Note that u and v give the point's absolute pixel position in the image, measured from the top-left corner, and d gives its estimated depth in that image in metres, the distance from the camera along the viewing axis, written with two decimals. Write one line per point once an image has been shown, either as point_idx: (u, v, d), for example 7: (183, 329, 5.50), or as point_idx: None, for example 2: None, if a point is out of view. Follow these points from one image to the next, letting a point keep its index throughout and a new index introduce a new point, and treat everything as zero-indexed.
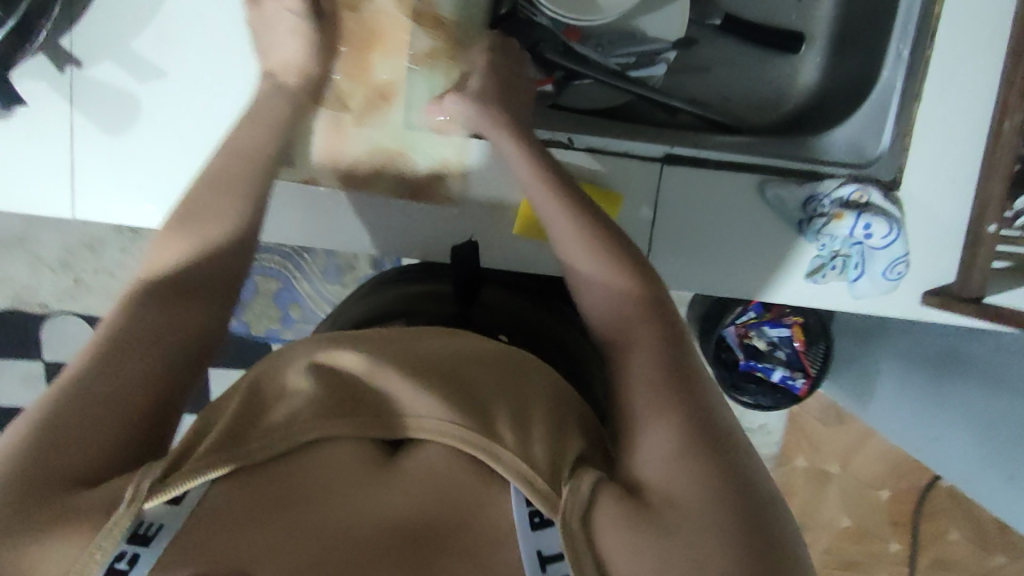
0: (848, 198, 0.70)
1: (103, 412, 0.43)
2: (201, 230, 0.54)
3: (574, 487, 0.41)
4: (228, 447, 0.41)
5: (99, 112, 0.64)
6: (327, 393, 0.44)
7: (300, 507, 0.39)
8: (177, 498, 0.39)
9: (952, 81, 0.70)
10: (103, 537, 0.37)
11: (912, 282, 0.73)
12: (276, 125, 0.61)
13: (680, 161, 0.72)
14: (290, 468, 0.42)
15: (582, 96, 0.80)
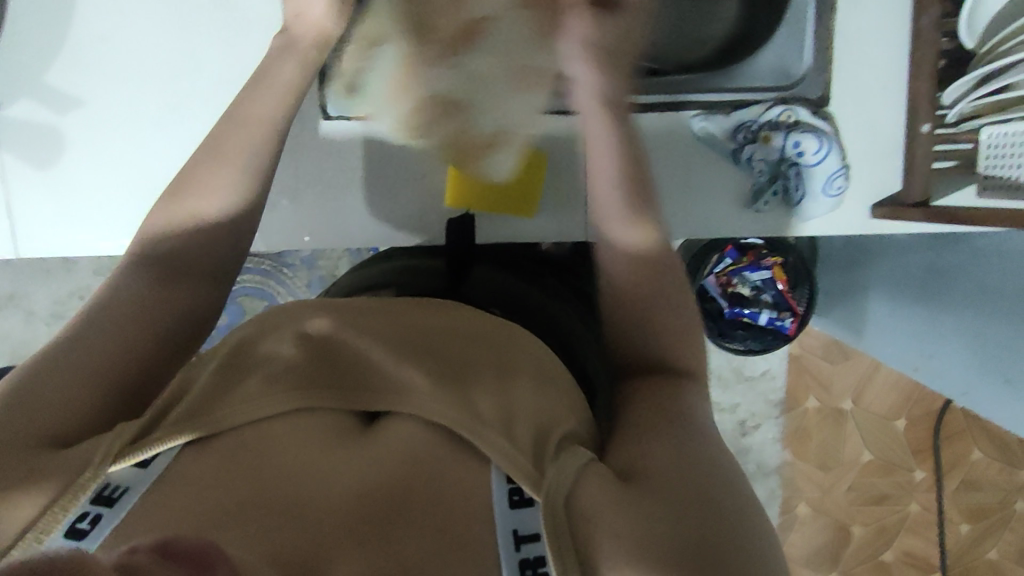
0: (777, 119, 0.74)
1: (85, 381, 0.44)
2: (194, 204, 0.54)
3: (560, 469, 0.41)
4: (198, 414, 0.42)
5: (23, 148, 0.71)
6: (313, 361, 0.46)
7: (266, 473, 0.40)
8: (144, 462, 0.40)
9: None
10: (69, 498, 0.38)
11: (857, 197, 0.75)
12: (288, 93, 0.60)
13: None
14: (261, 433, 0.42)
15: None
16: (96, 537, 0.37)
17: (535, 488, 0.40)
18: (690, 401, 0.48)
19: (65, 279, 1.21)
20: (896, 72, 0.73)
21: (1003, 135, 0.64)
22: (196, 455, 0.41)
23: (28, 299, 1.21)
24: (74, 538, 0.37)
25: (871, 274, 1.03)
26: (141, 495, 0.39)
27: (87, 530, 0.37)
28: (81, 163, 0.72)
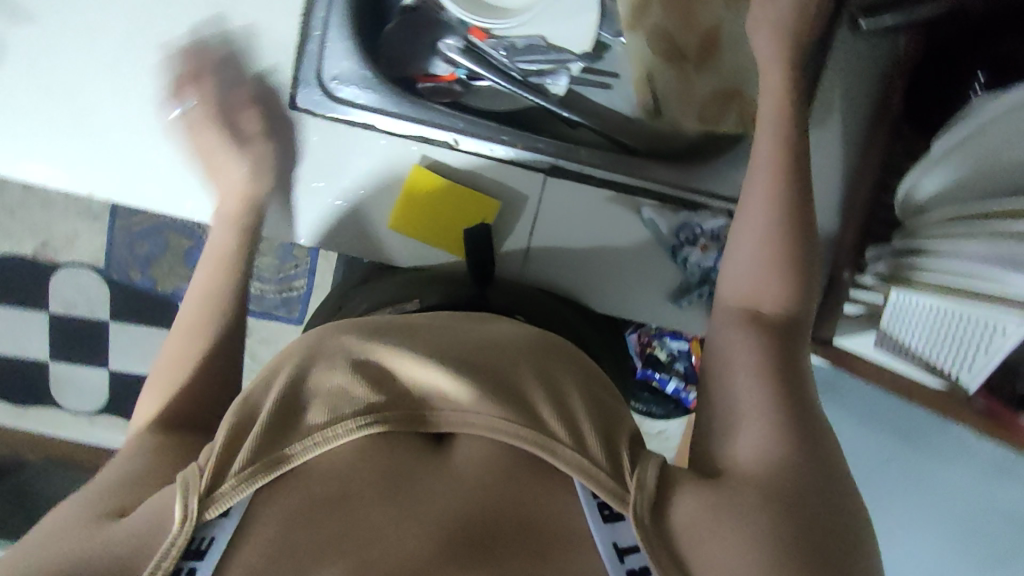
0: (717, 232, 0.77)
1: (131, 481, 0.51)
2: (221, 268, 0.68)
3: (641, 484, 0.45)
4: (258, 455, 0.44)
5: None
6: (383, 387, 0.47)
7: (358, 505, 0.44)
8: (226, 511, 0.43)
9: (831, 131, 0.74)
10: (157, 566, 0.41)
11: None
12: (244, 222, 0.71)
13: (562, 175, 0.77)
14: (345, 459, 0.45)
15: (485, 98, 0.79)
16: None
17: (620, 502, 0.45)
18: (800, 389, 0.51)
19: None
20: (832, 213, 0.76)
21: (908, 299, 0.63)
22: (276, 493, 0.44)
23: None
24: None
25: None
26: (227, 547, 0.42)
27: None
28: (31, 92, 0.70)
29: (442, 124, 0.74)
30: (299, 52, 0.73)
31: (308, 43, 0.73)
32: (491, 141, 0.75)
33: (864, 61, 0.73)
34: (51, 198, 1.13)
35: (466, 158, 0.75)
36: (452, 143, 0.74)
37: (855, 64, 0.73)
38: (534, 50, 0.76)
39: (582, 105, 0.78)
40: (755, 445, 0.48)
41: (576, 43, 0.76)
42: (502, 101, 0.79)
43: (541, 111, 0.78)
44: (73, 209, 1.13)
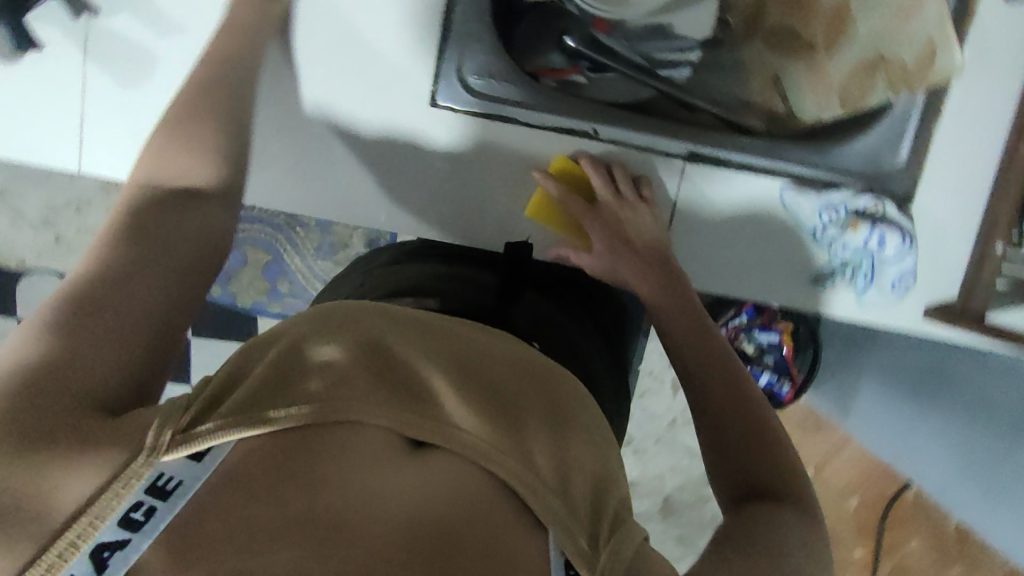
0: (864, 208, 0.77)
1: (101, 329, 0.46)
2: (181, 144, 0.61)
3: (616, 548, 0.43)
4: (236, 412, 0.42)
5: (112, 63, 0.72)
6: (383, 373, 0.46)
7: (325, 493, 0.40)
8: (197, 456, 0.40)
9: (971, 99, 0.75)
10: (122, 485, 0.39)
11: (916, 298, 0.79)
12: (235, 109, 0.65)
13: (700, 161, 0.78)
14: (318, 441, 0.42)
15: (606, 88, 0.80)
16: (154, 530, 0.38)
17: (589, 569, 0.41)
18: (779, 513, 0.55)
19: (64, 188, 1.16)
20: (971, 180, 0.76)
21: None
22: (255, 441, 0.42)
23: (20, 199, 1.17)
24: (127, 530, 0.38)
25: (871, 362, 1.13)
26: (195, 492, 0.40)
27: (141, 523, 0.38)
28: (164, 91, 0.72)
29: (576, 124, 0.76)
30: (444, 46, 0.74)
31: (451, 35, 0.73)
32: (637, 129, 0.76)
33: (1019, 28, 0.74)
34: None
35: (612, 149, 0.79)
36: (592, 132, 0.76)
37: (1003, 34, 0.74)
38: (657, 40, 0.80)
39: (699, 87, 0.82)
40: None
41: (696, 31, 0.80)
42: (619, 91, 0.80)
43: (665, 100, 0.80)
44: None
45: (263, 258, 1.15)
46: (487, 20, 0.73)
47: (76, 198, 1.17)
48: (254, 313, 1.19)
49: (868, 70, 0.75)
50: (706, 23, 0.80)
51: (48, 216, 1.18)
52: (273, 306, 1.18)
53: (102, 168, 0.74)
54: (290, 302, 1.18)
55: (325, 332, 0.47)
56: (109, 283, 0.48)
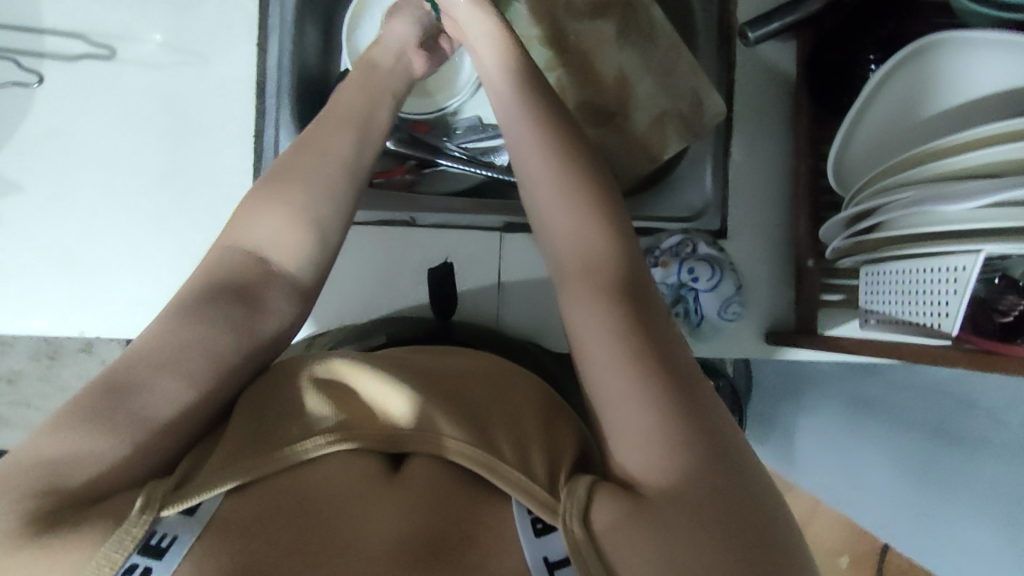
0: (676, 247, 0.69)
1: (126, 418, 0.35)
2: (298, 187, 0.45)
3: (571, 488, 0.35)
4: (187, 479, 0.34)
5: None
6: (368, 417, 0.38)
7: (319, 516, 0.34)
8: (192, 508, 0.33)
9: (759, 127, 0.72)
10: (114, 547, 0.31)
11: (751, 324, 0.72)
12: (323, 195, 0.46)
13: (519, 228, 0.70)
14: (292, 480, 0.36)
15: (443, 180, 0.79)
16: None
17: (551, 512, 0.35)
18: (710, 434, 0.36)
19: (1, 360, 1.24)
20: (781, 207, 0.72)
21: (878, 272, 0.62)
22: (236, 494, 0.35)
23: None
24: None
25: (805, 394, 1.06)
26: (196, 541, 0.32)
27: (163, 548, 0.32)
28: (10, 247, 0.66)
29: (390, 214, 0.69)
30: (256, 166, 0.69)
31: (262, 152, 0.70)
32: (462, 213, 0.70)
33: (768, 68, 0.72)
34: (69, 379, 1.25)
35: (428, 237, 0.69)
36: (408, 220, 0.69)
37: (766, 67, 0.72)
38: (476, 132, 0.78)
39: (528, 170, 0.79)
40: (658, 461, 0.35)
41: None
42: (456, 181, 0.79)
43: (502, 182, 0.77)
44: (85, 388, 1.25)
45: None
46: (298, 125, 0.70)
47: (10, 371, 1.23)
48: None
49: (662, 120, 0.70)
50: None
51: None
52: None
53: None
54: None
55: (275, 388, 0.38)
56: (184, 333, 0.38)
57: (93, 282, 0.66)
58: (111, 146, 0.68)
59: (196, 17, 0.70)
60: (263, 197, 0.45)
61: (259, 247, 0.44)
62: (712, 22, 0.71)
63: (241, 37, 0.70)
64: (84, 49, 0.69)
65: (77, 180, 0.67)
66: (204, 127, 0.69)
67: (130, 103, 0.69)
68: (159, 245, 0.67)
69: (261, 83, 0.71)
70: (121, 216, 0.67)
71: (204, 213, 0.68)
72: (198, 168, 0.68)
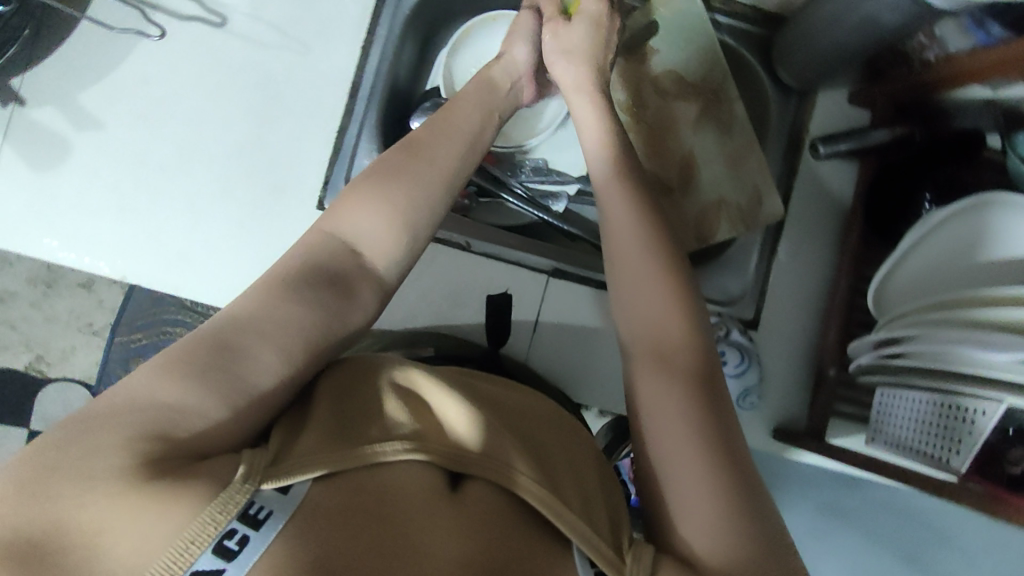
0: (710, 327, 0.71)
1: (229, 380, 0.36)
2: (400, 193, 0.47)
3: (637, 555, 0.37)
4: (280, 458, 0.35)
5: (30, 149, 0.67)
6: (443, 432, 0.39)
7: (396, 516, 0.34)
8: (285, 487, 0.34)
9: (808, 236, 0.76)
10: (219, 508, 0.31)
11: (762, 417, 0.74)
12: (417, 204, 0.48)
13: (565, 276, 0.72)
14: (372, 478, 0.36)
15: (497, 211, 0.81)
16: (249, 562, 0.31)
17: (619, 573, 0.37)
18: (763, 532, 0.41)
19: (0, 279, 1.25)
20: (811, 313, 0.75)
21: (889, 396, 0.65)
22: (325, 481, 0.35)
23: None
24: (223, 559, 0.31)
25: None
26: (292, 519, 0.33)
27: (262, 520, 0.32)
28: (76, 181, 0.68)
29: (449, 235, 0.70)
30: (332, 159, 0.71)
31: (340, 151, 0.71)
32: (515, 249, 0.71)
33: (827, 182, 0.76)
34: (58, 310, 1.26)
35: (479, 265, 0.71)
36: (463, 244, 0.71)
37: (825, 181, 0.76)
38: (540, 175, 0.81)
39: (579, 222, 0.82)
40: (717, 546, 0.40)
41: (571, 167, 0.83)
42: (508, 216, 0.81)
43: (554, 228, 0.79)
44: (74, 324, 1.27)
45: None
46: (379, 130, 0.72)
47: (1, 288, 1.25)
48: None
49: (721, 206, 0.73)
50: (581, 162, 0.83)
51: None
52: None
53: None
54: None
55: (357, 388, 0.40)
56: (280, 307, 0.39)
57: (150, 231, 0.68)
58: (200, 108, 0.70)
59: (311, 8, 0.72)
60: (373, 192, 0.47)
61: (357, 241, 0.46)
62: (784, 129, 0.78)
63: (351, 36, 0.73)
64: (197, 12, 0.71)
65: (159, 132, 0.69)
66: (292, 110, 0.71)
67: (226, 71, 0.71)
68: (225, 213, 0.69)
69: (355, 86, 0.72)
70: (191, 175, 0.69)
71: (279, 193, 0.70)
72: (277, 147, 0.70)
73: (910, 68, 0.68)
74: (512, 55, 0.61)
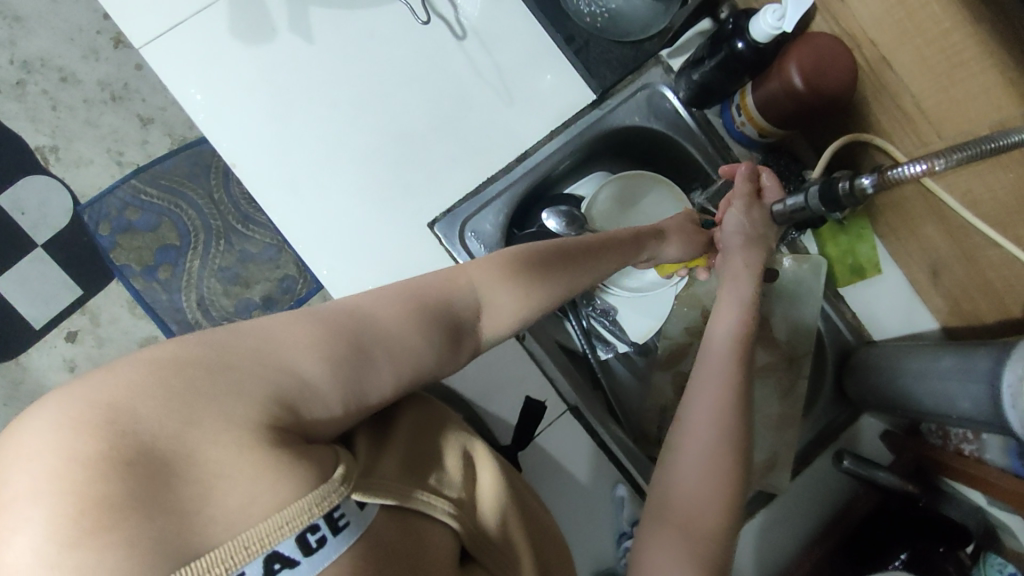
0: None
1: (354, 386, 0.42)
2: (539, 286, 0.53)
3: None
4: (364, 473, 0.40)
5: (242, 21, 0.70)
6: (476, 510, 0.46)
7: (427, 568, 0.41)
8: (363, 503, 0.39)
9: (788, 520, 0.79)
10: (315, 502, 0.36)
11: None
12: (543, 300, 0.54)
13: (579, 417, 0.73)
14: (421, 533, 0.42)
15: (554, 322, 0.83)
16: (321, 563, 0.36)
17: None
18: None
19: (74, 59, 1.27)
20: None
21: None
22: (388, 512, 0.41)
23: (25, 36, 1.26)
24: (301, 551, 0.35)
25: None
26: (361, 536, 0.38)
27: (340, 527, 0.37)
28: (258, 70, 0.70)
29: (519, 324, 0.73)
30: (464, 197, 0.74)
31: (479, 193, 0.75)
32: (557, 371, 0.74)
33: (834, 492, 0.81)
34: (102, 123, 1.27)
35: (522, 360, 0.71)
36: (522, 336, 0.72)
37: (826, 487, 0.81)
38: (602, 318, 0.86)
39: (607, 377, 0.85)
40: None
41: (635, 331, 0.87)
42: (559, 331, 0.84)
43: (586, 365, 0.84)
44: (106, 141, 1.27)
45: (170, 240, 1.25)
46: (515, 199, 0.77)
47: (72, 70, 1.27)
48: (115, 271, 1.25)
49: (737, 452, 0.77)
50: (645, 331, 0.87)
51: (32, 64, 1.27)
52: (136, 280, 1.25)
53: (162, 68, 0.69)
54: (152, 285, 1.25)
55: (428, 438, 0.47)
56: (414, 338, 0.45)
57: (286, 150, 0.71)
58: (394, 82, 0.73)
59: (531, 72, 0.76)
60: (515, 272, 0.53)
61: (487, 304, 0.51)
62: (820, 424, 0.84)
63: (551, 113, 0.76)
64: (446, 12, 0.74)
65: (348, 78, 0.72)
66: (465, 138, 0.74)
67: (435, 72, 0.74)
68: (357, 179, 0.72)
69: (524, 154, 0.76)
70: (351, 131, 0.72)
71: (407, 193, 0.73)
72: (432, 156, 0.74)
73: (942, 445, 0.76)
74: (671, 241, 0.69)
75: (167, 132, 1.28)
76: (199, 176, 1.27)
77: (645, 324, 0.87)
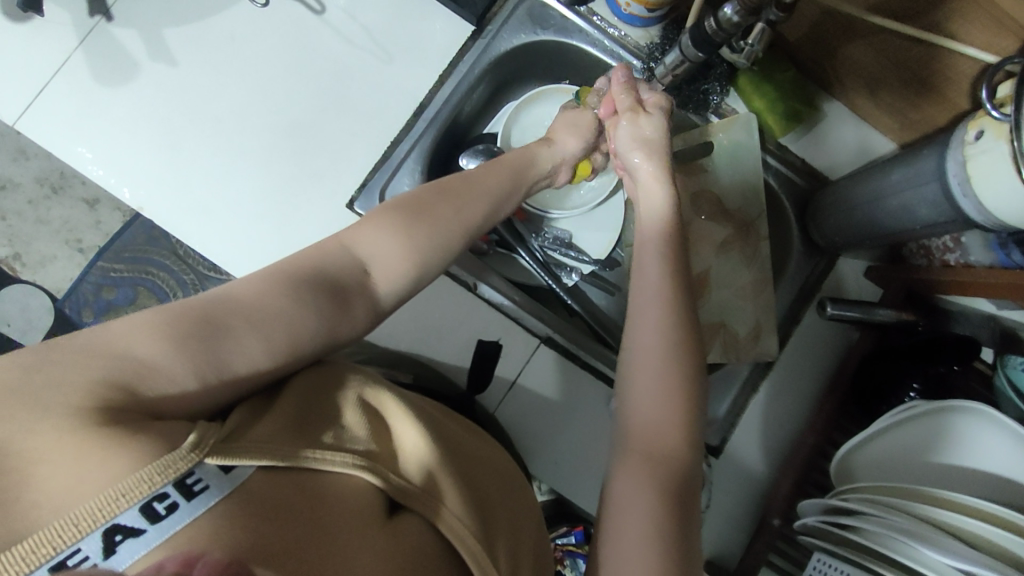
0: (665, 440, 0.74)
1: (211, 359, 0.41)
2: (424, 227, 0.53)
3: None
4: (231, 439, 0.39)
5: (99, 64, 0.70)
6: (394, 456, 0.44)
7: (326, 514, 0.39)
8: (228, 467, 0.37)
9: (792, 381, 0.77)
10: (159, 469, 0.35)
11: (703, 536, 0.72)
12: (442, 237, 0.54)
13: (554, 347, 0.72)
14: (312, 487, 0.40)
15: (510, 264, 0.84)
16: (171, 529, 0.34)
17: None
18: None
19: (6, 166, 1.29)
20: (777, 455, 0.75)
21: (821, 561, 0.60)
22: (268, 471, 0.39)
23: None
24: (146, 519, 0.33)
25: None
26: (224, 498, 0.36)
27: (195, 492, 0.35)
28: (129, 107, 0.70)
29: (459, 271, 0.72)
30: (374, 167, 0.73)
31: (387, 160, 0.73)
32: (519, 308, 0.73)
33: (828, 344, 0.78)
34: (52, 218, 1.28)
35: (482, 309, 0.71)
36: (470, 284, 0.72)
37: (818, 339, 0.79)
38: (565, 250, 0.84)
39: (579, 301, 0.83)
40: None
41: (594, 250, 0.85)
42: (524, 274, 0.84)
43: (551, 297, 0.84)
44: (61, 234, 1.28)
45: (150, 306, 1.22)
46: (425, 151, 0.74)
47: (7, 177, 1.28)
48: None
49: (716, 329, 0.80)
50: (604, 248, 0.85)
51: None
52: None
53: (36, 134, 0.68)
54: None
55: (320, 397, 0.45)
56: (283, 299, 0.45)
57: (176, 173, 0.70)
58: (267, 76, 0.72)
59: (401, 26, 0.75)
60: (398, 220, 0.53)
61: (370, 258, 0.51)
62: (797, 283, 0.82)
63: (431, 57, 0.75)
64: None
65: (222, 87, 0.71)
66: (353, 108, 0.73)
67: (304, 55, 0.73)
68: (258, 180, 0.70)
69: (421, 107, 0.75)
70: (242, 137, 0.71)
71: (313, 176, 0.71)
72: (325, 135, 0.72)
73: (928, 263, 0.71)
74: (563, 141, 0.71)
75: (115, 208, 1.29)
76: (157, 238, 1.25)
77: (603, 240, 0.85)
